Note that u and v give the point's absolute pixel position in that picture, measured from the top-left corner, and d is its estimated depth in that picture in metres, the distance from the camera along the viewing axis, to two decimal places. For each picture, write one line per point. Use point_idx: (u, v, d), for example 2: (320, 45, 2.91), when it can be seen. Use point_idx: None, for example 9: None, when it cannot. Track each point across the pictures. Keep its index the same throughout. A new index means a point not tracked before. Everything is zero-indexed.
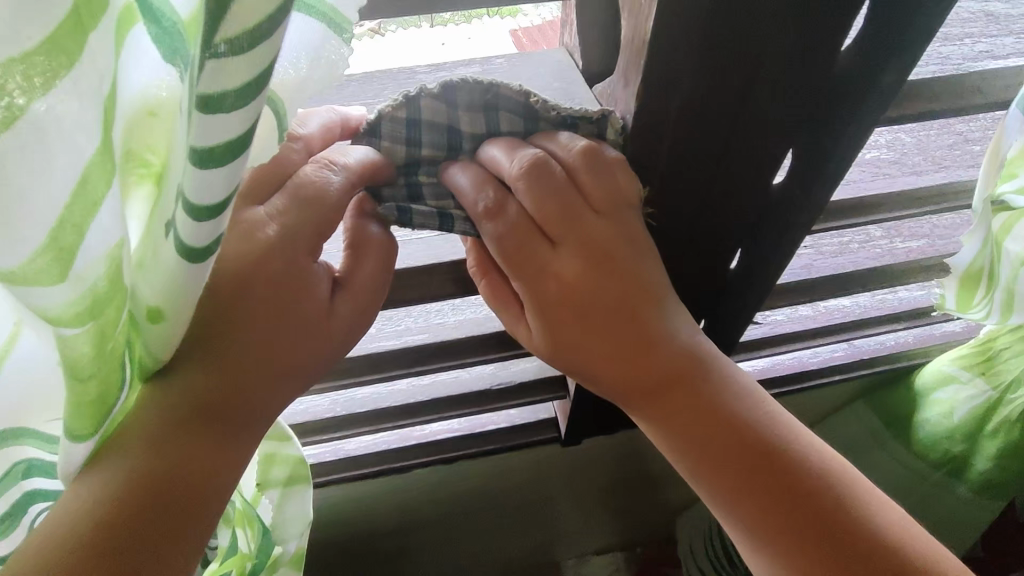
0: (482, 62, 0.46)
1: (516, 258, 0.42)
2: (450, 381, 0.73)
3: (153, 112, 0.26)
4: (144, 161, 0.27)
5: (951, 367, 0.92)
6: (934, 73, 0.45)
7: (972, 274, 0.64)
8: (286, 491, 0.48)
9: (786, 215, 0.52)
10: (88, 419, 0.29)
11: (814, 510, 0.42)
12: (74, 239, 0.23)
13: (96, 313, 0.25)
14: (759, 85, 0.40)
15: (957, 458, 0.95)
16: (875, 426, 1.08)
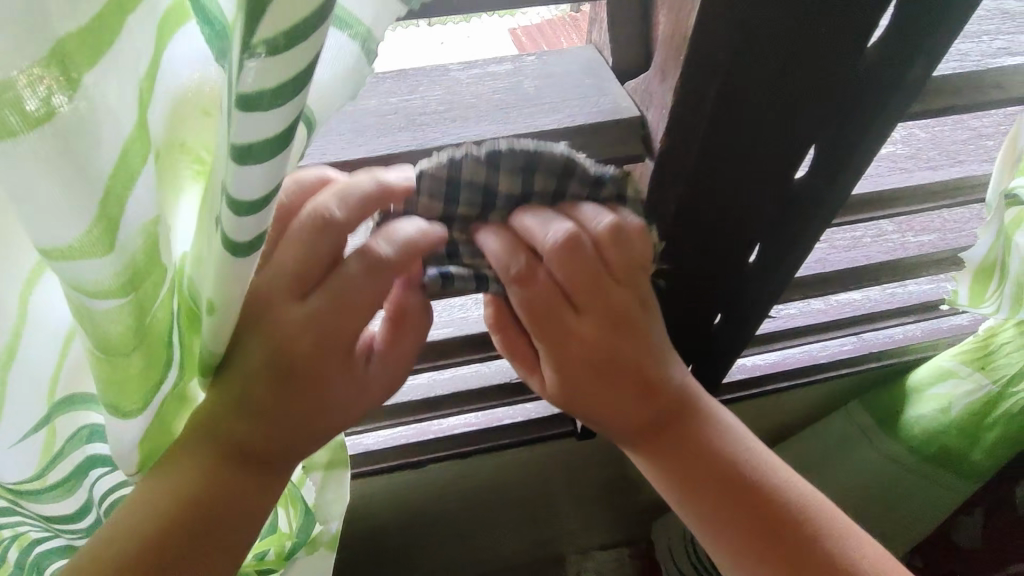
0: (513, 60, 0.44)
1: (539, 323, 0.39)
2: (470, 375, 0.74)
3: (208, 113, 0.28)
4: (199, 158, 0.29)
5: (951, 362, 0.94)
6: (955, 69, 0.46)
7: (984, 268, 0.65)
8: (328, 475, 0.49)
9: (807, 209, 0.53)
10: (129, 394, 0.30)
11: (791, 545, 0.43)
12: (117, 211, 0.23)
13: (136, 285, 0.26)
14: (791, 80, 0.41)
15: (952, 452, 0.96)
16: (865, 424, 1.06)
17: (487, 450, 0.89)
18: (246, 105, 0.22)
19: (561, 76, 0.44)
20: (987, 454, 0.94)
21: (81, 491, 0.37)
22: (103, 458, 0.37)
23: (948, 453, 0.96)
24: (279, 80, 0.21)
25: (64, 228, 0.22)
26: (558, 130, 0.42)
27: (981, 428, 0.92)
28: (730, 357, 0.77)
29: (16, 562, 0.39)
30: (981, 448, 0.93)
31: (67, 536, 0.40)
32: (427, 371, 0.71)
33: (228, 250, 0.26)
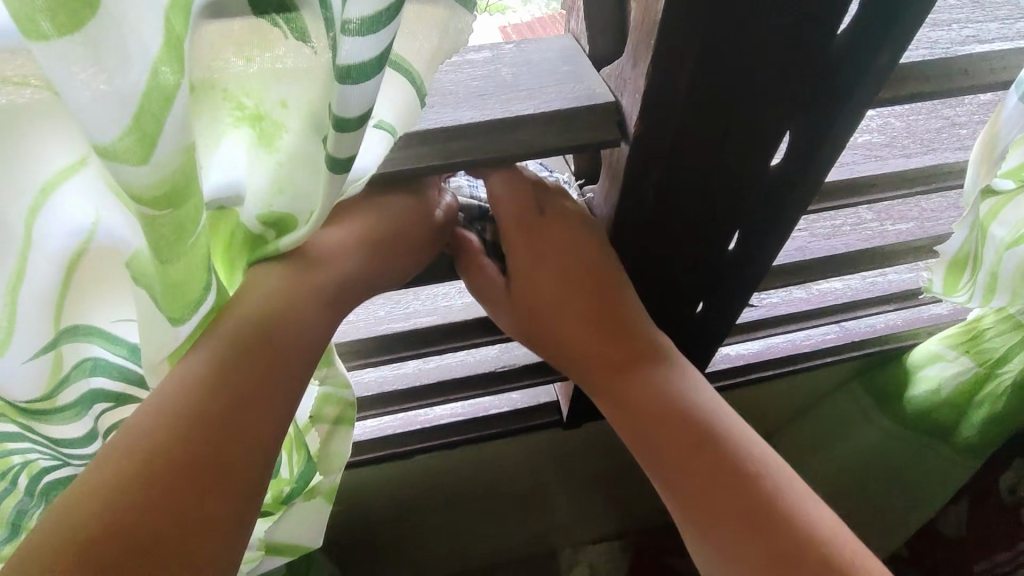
0: (492, 47, 0.45)
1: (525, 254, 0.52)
2: (455, 364, 0.75)
3: (252, 59, 0.30)
4: (243, 106, 0.32)
5: (937, 346, 0.94)
6: (923, 57, 0.47)
7: (959, 259, 0.67)
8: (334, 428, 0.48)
9: (784, 194, 0.53)
10: (173, 304, 0.32)
11: (739, 493, 0.49)
12: (152, 126, 0.25)
13: (175, 200, 0.27)
14: (760, 65, 0.41)
15: (945, 424, 0.99)
16: (863, 401, 1.09)
17: (474, 440, 0.89)
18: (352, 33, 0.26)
19: (537, 64, 0.45)
20: (980, 431, 0.96)
21: (84, 420, 0.39)
22: (107, 393, 0.39)
23: (943, 426, 0.99)
24: (376, 7, 0.25)
25: (102, 134, 0.24)
26: (533, 115, 0.42)
27: (970, 405, 0.94)
28: (712, 344, 0.78)
29: (25, 489, 0.41)
30: (972, 424, 0.95)
31: (75, 463, 0.42)
32: (413, 360, 0.72)
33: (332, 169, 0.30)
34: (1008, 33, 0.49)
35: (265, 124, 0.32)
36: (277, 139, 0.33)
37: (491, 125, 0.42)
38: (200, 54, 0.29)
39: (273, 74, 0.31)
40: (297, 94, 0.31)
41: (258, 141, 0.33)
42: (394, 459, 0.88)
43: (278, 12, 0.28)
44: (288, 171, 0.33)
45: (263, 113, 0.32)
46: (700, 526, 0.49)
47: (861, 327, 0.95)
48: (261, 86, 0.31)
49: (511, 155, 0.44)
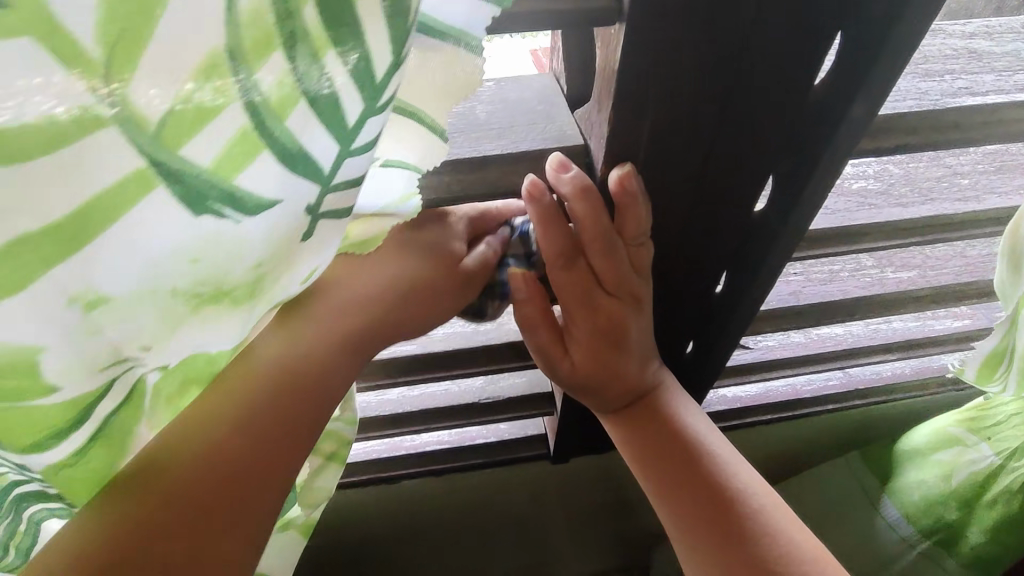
0: (472, 84, 0.45)
1: (575, 299, 0.50)
2: (439, 393, 0.74)
3: (197, 260, 0.26)
4: (199, 292, 0.27)
5: (956, 429, 0.92)
6: (910, 108, 0.46)
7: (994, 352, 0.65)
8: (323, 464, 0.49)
9: (767, 239, 0.53)
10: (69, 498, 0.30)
11: (709, 494, 0.52)
12: None
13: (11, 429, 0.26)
14: (732, 111, 0.41)
15: (953, 527, 0.92)
16: (871, 486, 1.02)
17: (462, 467, 0.89)
18: (374, 111, 0.25)
19: (513, 102, 0.45)
20: (986, 538, 0.90)
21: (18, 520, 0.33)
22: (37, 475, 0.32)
23: (948, 531, 0.93)
24: (306, 104, 0.24)
25: None
26: (501, 155, 0.42)
27: (979, 503, 0.89)
28: (704, 386, 0.77)
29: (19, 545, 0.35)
30: (980, 527, 0.89)
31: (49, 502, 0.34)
32: (396, 388, 0.71)
33: (338, 220, 0.29)
34: (1004, 86, 0.47)
35: (233, 296, 0.28)
36: (264, 288, 0.29)
37: (459, 164, 0.42)
38: (119, 273, 0.24)
39: (234, 254, 0.26)
40: (272, 252, 0.28)
41: (234, 308, 0.28)
42: (379, 482, 0.88)
43: (221, 198, 0.24)
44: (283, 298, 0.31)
45: (228, 289, 0.28)
46: (679, 525, 0.53)
47: (866, 374, 0.92)
48: (222, 269, 0.27)
49: (478, 189, 0.44)
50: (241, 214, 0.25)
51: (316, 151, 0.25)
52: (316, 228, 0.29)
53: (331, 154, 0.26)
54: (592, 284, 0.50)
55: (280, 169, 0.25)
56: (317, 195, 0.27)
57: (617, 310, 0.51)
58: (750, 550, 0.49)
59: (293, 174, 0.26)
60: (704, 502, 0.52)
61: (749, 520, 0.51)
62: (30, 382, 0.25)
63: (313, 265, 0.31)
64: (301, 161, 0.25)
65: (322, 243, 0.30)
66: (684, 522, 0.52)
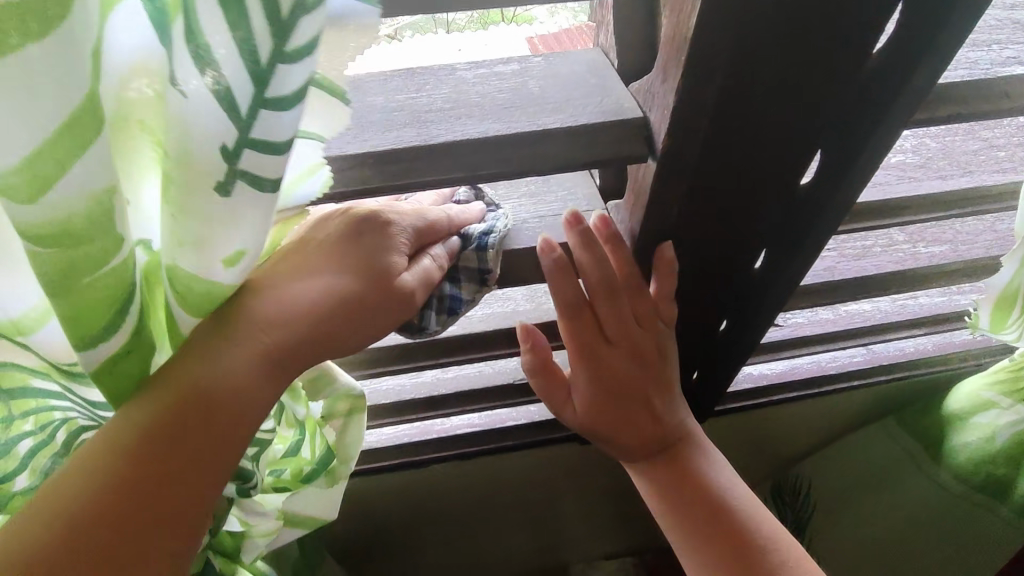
0: (519, 60, 0.45)
1: (602, 310, 0.55)
2: (473, 375, 0.74)
3: (156, 91, 0.27)
4: (159, 149, 0.29)
5: (990, 393, 0.92)
6: (963, 78, 0.46)
7: (1006, 296, 0.63)
8: (348, 422, 0.53)
9: (813, 214, 0.53)
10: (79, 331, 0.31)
11: (705, 497, 0.60)
12: (51, 169, 0.25)
13: (61, 241, 0.27)
14: (795, 81, 0.41)
15: (999, 480, 0.93)
16: (911, 447, 1.05)
17: (491, 450, 0.90)
18: (285, 59, 0.25)
19: (564, 77, 0.45)
20: None
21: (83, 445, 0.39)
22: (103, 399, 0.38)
23: (998, 482, 0.93)
24: None
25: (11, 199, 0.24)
26: (560, 128, 0.42)
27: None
28: (734, 363, 0.77)
29: (63, 445, 0.39)
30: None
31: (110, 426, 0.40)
32: (431, 370, 0.71)
33: (254, 188, 0.29)
34: None
35: (173, 174, 0.29)
36: (188, 187, 0.29)
37: (519, 138, 0.42)
38: (113, 85, 0.27)
39: (169, 116, 0.28)
40: (183, 145, 0.28)
41: (176, 185, 0.30)
42: (409, 465, 0.89)
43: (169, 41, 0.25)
44: (198, 230, 0.30)
45: (173, 158, 0.29)
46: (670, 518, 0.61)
47: (889, 351, 0.93)
48: (159, 127, 0.28)
49: (539, 168, 0.43)
50: (172, 57, 0.25)
51: (234, 81, 0.25)
52: (235, 184, 0.28)
53: (263, 59, 0.25)
54: (616, 296, 0.53)
55: (198, 33, 0.24)
56: (234, 138, 0.27)
57: (638, 330, 0.57)
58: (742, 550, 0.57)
59: (207, 78, 0.26)
60: (700, 504, 0.59)
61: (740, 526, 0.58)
62: (105, 240, 0.28)
63: (235, 237, 0.31)
64: (218, 68, 0.25)
65: (245, 201, 0.29)
66: (683, 522, 0.59)
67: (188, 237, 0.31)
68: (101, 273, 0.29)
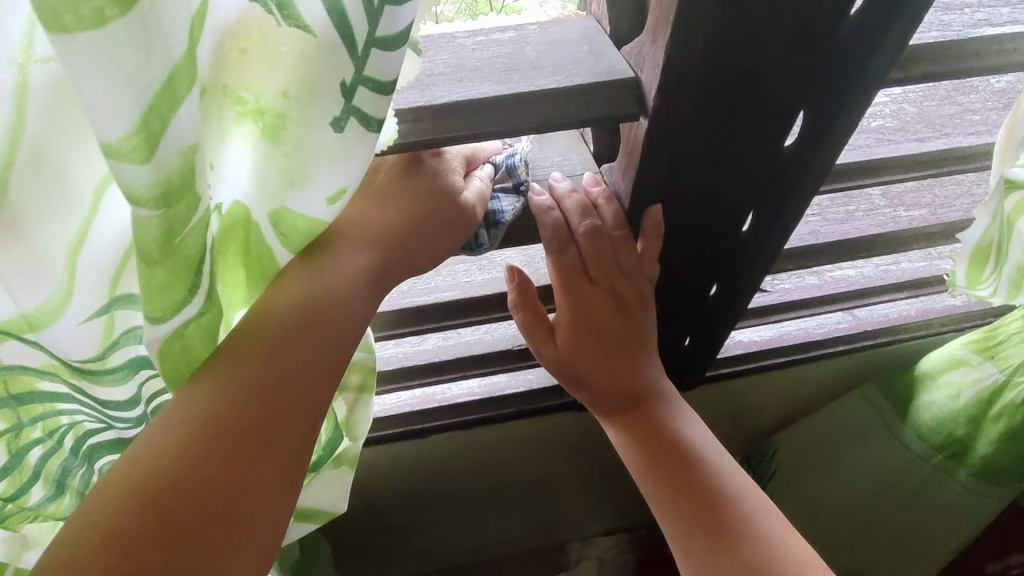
0: (516, 28, 0.48)
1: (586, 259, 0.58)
2: (473, 341, 0.77)
3: (244, 50, 0.31)
4: (244, 101, 0.33)
5: (962, 351, 0.96)
6: (937, 37, 0.49)
7: (982, 249, 0.66)
8: (358, 399, 0.52)
9: (796, 174, 0.55)
10: (161, 304, 0.31)
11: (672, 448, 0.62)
12: (159, 128, 0.26)
13: (169, 201, 0.28)
14: (778, 42, 0.43)
15: (959, 442, 0.97)
16: (884, 409, 1.09)
17: (491, 418, 0.93)
18: (392, 2, 0.28)
19: (560, 42, 0.47)
20: (994, 447, 0.93)
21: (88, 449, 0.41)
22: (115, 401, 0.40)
23: (958, 443, 0.98)
24: None
25: (108, 129, 0.25)
26: (557, 90, 0.44)
27: (986, 418, 0.92)
28: (723, 328, 0.80)
29: (71, 448, 0.41)
30: (987, 438, 0.93)
31: (118, 427, 0.42)
32: (434, 336, 0.73)
33: (362, 127, 0.32)
34: (1018, 17, 0.51)
35: (269, 115, 0.33)
36: (284, 133, 0.33)
37: (518, 100, 0.44)
38: (207, 45, 0.29)
39: (273, 62, 0.31)
40: (298, 88, 0.31)
41: (262, 137, 0.33)
42: (412, 435, 0.91)
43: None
44: (295, 169, 0.34)
45: (263, 108, 0.33)
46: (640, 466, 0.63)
47: (874, 317, 0.97)
48: (257, 82, 0.32)
49: (535, 128, 0.46)
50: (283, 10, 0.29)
51: (353, 18, 0.28)
52: (346, 123, 0.32)
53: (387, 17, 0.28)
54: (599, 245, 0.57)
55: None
56: (352, 76, 0.30)
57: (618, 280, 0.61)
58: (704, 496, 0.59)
59: (327, 19, 0.29)
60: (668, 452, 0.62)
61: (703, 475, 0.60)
62: (189, 202, 0.29)
63: (342, 180, 0.34)
64: (336, 5, 0.28)
65: (347, 146, 0.33)
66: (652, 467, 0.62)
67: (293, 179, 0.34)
68: (190, 231, 0.30)
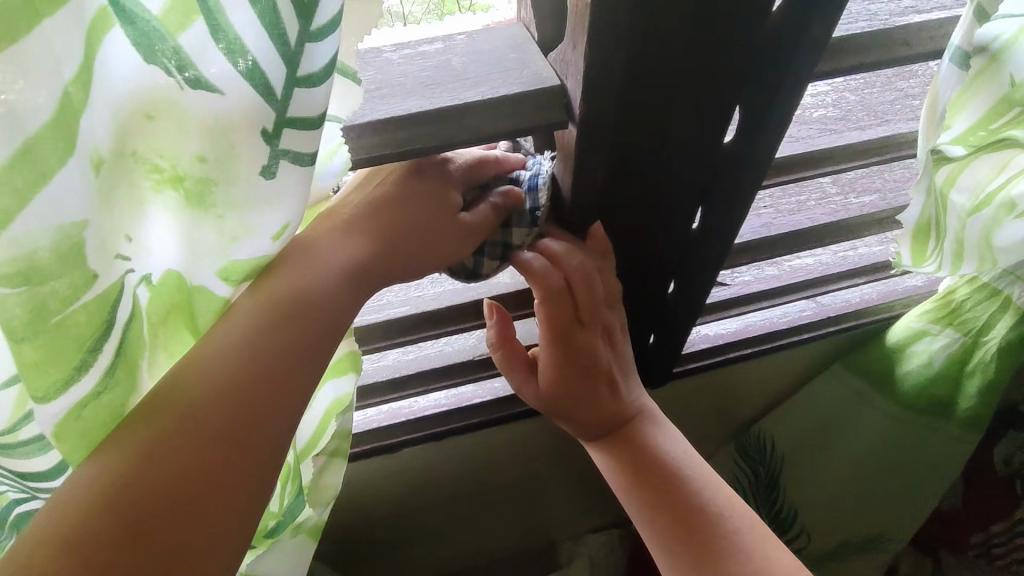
0: (445, 39, 0.46)
1: (545, 292, 0.57)
2: (433, 354, 0.76)
3: (151, 116, 0.31)
4: (159, 169, 0.33)
5: (920, 323, 0.97)
6: (863, 28, 0.48)
7: (922, 228, 0.68)
8: (331, 460, 0.57)
9: (737, 170, 0.55)
10: (42, 383, 0.32)
11: (649, 459, 0.62)
12: (12, 203, 0.27)
13: (31, 279, 0.29)
14: (700, 43, 0.43)
15: (942, 403, 0.98)
16: (858, 387, 1.08)
17: (461, 429, 0.92)
18: (311, 38, 0.30)
19: (487, 52, 0.46)
20: (977, 401, 0.94)
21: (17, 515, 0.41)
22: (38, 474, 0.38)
23: (939, 402, 0.98)
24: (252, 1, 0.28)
25: None
26: (481, 102, 0.43)
27: (963, 376, 0.94)
28: (685, 324, 0.80)
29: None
30: (968, 396, 0.94)
31: (45, 499, 0.41)
32: (392, 351, 0.72)
33: (295, 165, 0.33)
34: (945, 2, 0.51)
35: (187, 183, 0.34)
36: (210, 195, 0.34)
37: (440, 113, 0.43)
38: (99, 128, 0.30)
39: (182, 130, 0.32)
40: (216, 146, 0.32)
41: (187, 203, 0.34)
42: (383, 451, 0.90)
43: (171, 56, 0.29)
44: (234, 224, 0.35)
45: (182, 174, 0.33)
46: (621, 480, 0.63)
47: (837, 302, 0.98)
48: (172, 150, 0.32)
49: (460, 140, 0.45)
50: (182, 77, 0.30)
51: (271, 69, 0.30)
52: (278, 167, 0.33)
53: (281, 76, 0.30)
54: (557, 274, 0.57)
55: (214, 46, 0.29)
56: (273, 120, 0.31)
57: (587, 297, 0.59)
58: (682, 504, 0.59)
59: (235, 73, 0.30)
60: (646, 465, 0.62)
61: (678, 485, 0.60)
62: (79, 273, 0.30)
63: (284, 220, 0.35)
64: (247, 59, 0.30)
65: (283, 184, 0.34)
66: (630, 482, 0.62)
67: (213, 235, 0.35)
68: (74, 309, 0.31)
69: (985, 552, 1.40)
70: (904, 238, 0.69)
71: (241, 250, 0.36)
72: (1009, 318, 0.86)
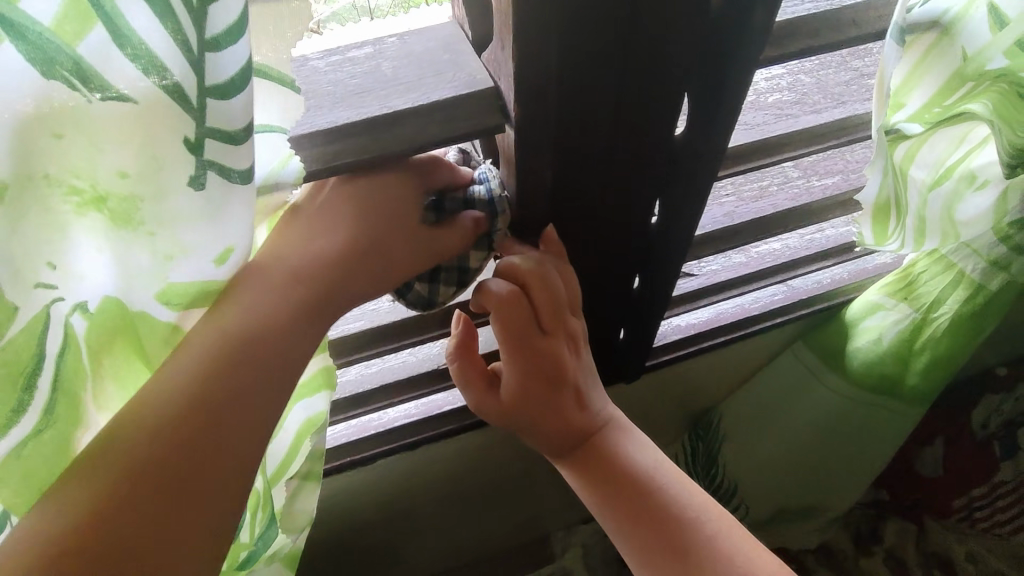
0: (375, 42, 0.43)
1: (503, 311, 0.55)
2: (398, 366, 0.74)
3: (60, 134, 0.29)
4: (79, 190, 0.31)
5: (877, 296, 0.96)
6: (809, 10, 0.47)
7: (882, 206, 0.65)
8: (303, 484, 0.53)
9: (690, 163, 0.53)
10: None
11: (622, 472, 0.60)
12: None
13: None
14: (637, 37, 0.41)
15: (892, 379, 0.99)
16: (812, 363, 1.08)
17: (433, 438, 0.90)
18: (211, 47, 0.28)
19: (419, 54, 0.43)
20: (924, 375, 0.95)
21: None
22: None
23: (887, 381, 0.99)
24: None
25: None
26: (411, 109, 0.41)
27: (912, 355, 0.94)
28: (654, 318, 0.78)
29: None
30: (916, 372, 0.95)
31: None
32: (353, 367, 0.70)
33: (223, 178, 0.32)
34: None
35: (111, 203, 0.32)
36: (136, 213, 0.32)
37: (369, 125, 0.41)
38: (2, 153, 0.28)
39: (97, 141, 0.30)
40: (140, 161, 0.31)
41: (113, 223, 0.32)
42: (358, 464, 0.88)
43: (70, 67, 0.27)
44: (167, 241, 0.34)
45: (105, 194, 0.31)
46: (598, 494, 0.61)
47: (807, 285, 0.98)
48: (90, 165, 0.30)
49: (393, 151, 0.42)
50: (89, 90, 0.28)
51: (184, 80, 0.28)
52: (205, 178, 0.31)
53: (192, 84, 0.28)
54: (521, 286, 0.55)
55: (118, 51, 0.27)
56: (195, 130, 0.30)
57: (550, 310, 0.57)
58: (660, 518, 0.57)
59: (146, 78, 0.28)
60: (620, 479, 0.60)
61: (654, 499, 0.58)
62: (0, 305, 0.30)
63: (228, 241, 0.35)
64: (159, 66, 0.28)
65: (211, 196, 0.32)
66: (606, 497, 0.60)
67: (146, 248, 0.34)
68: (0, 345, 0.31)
69: (967, 516, 1.38)
70: (865, 217, 0.66)
71: (178, 264, 0.35)
72: (959, 292, 0.85)
